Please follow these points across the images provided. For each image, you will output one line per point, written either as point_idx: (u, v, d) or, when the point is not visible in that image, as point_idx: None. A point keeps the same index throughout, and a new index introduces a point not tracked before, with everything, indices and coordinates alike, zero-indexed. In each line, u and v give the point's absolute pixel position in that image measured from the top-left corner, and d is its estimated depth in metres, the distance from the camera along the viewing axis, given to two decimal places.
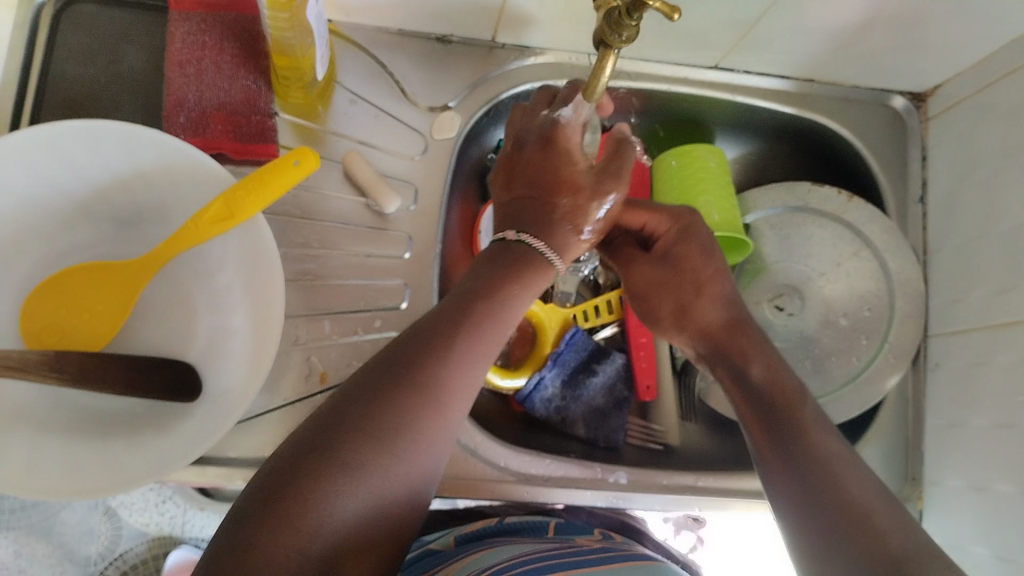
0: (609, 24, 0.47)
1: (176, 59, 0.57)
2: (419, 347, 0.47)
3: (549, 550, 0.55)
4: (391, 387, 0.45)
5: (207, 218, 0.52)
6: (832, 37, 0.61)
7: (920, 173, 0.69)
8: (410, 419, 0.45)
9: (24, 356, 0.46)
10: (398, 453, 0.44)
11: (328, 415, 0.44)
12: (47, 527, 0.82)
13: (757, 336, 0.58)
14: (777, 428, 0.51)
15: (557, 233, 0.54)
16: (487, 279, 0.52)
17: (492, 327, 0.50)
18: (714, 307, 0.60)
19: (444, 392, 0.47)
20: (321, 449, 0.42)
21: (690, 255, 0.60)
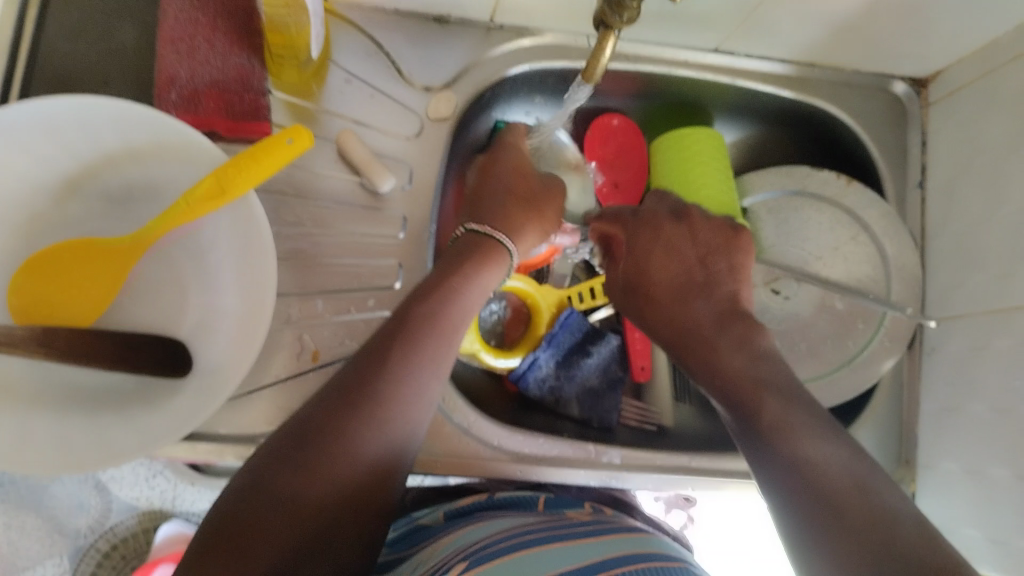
0: (610, 5, 0.48)
1: (169, 36, 0.56)
2: (375, 356, 0.48)
3: (541, 523, 0.55)
4: (347, 397, 0.46)
5: (199, 197, 0.51)
6: (836, 19, 0.61)
7: (920, 158, 0.69)
8: (357, 426, 0.46)
9: (11, 331, 0.46)
10: (335, 460, 0.45)
11: (289, 429, 0.46)
12: (35, 501, 0.81)
13: (723, 332, 0.53)
14: (746, 422, 0.47)
15: (514, 222, 0.59)
16: (433, 285, 0.52)
17: (434, 329, 0.51)
18: (660, 316, 0.57)
19: (384, 397, 0.47)
20: (282, 462, 0.44)
21: (639, 264, 0.59)
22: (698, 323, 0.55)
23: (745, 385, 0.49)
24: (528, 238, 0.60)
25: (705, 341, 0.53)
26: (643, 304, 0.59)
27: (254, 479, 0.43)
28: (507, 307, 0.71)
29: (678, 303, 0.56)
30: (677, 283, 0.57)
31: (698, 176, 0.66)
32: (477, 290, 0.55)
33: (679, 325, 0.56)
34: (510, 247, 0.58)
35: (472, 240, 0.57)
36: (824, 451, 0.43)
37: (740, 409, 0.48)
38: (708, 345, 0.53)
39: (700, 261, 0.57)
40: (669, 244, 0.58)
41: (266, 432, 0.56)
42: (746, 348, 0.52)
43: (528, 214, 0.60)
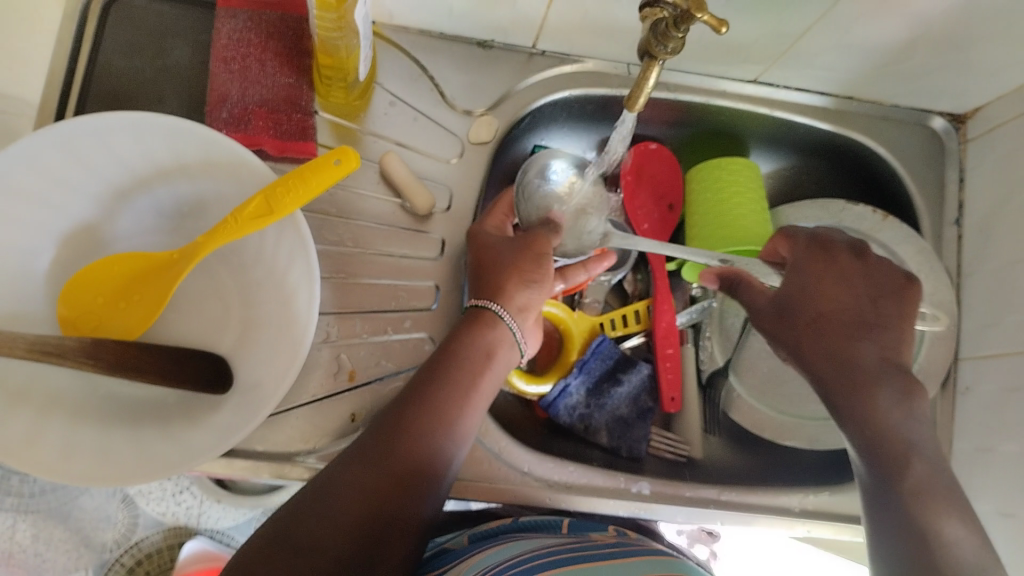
0: (655, 36, 0.48)
1: (222, 55, 0.58)
2: (390, 420, 0.49)
3: (568, 544, 0.55)
4: (364, 459, 0.47)
5: (247, 214, 0.52)
6: (877, 54, 0.61)
7: (957, 194, 0.69)
8: (362, 475, 0.47)
9: (62, 343, 0.48)
10: (341, 504, 0.45)
11: (304, 491, 0.46)
12: (64, 513, 0.82)
13: (880, 387, 0.52)
14: (877, 479, 0.50)
15: (494, 289, 0.55)
16: (449, 345, 0.53)
17: (448, 383, 0.51)
18: (828, 352, 0.54)
19: (392, 447, 0.48)
20: (297, 523, 0.44)
21: (823, 286, 0.56)
22: (861, 365, 0.53)
23: (894, 441, 0.50)
24: (518, 295, 0.56)
25: (863, 383, 0.52)
26: (807, 335, 0.55)
27: (269, 536, 0.44)
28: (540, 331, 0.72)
29: (849, 338, 0.54)
30: (850, 318, 0.55)
31: (733, 206, 0.66)
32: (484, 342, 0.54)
33: (848, 364, 0.53)
34: (501, 312, 0.55)
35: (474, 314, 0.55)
36: (957, 532, 0.45)
37: (880, 467, 0.50)
38: (864, 388, 0.52)
39: (871, 301, 0.55)
40: (841, 276, 0.56)
41: (301, 449, 0.56)
42: (903, 403, 0.51)
43: (503, 274, 0.56)
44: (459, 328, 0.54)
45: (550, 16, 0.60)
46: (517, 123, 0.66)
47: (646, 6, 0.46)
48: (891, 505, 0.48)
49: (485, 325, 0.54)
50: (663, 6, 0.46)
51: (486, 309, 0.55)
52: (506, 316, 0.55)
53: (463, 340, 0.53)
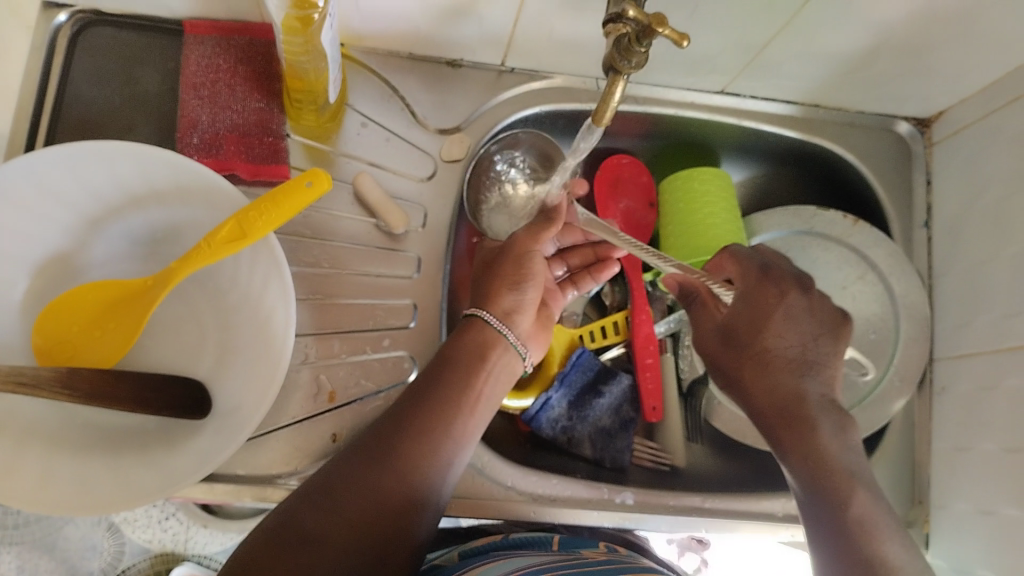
0: (619, 51, 0.49)
1: (191, 82, 0.59)
2: (394, 418, 0.51)
3: (556, 562, 0.55)
4: (368, 454, 0.49)
5: (221, 238, 0.52)
6: (839, 63, 0.62)
7: (925, 198, 0.70)
8: (366, 475, 0.48)
9: (37, 373, 0.47)
10: (344, 503, 0.47)
11: (311, 483, 0.48)
12: (49, 544, 0.82)
13: (818, 422, 0.53)
14: (817, 503, 0.51)
15: (484, 298, 0.59)
16: (451, 348, 0.55)
17: (448, 385, 0.53)
18: (769, 390, 0.55)
19: (394, 446, 0.50)
20: (298, 518, 0.46)
21: (762, 328, 0.56)
22: (801, 403, 0.54)
23: (835, 471, 0.51)
24: (504, 298, 0.58)
25: (802, 418, 0.54)
26: (749, 376, 0.56)
27: (272, 529, 0.46)
28: None
29: (788, 378, 0.55)
30: (790, 358, 0.55)
31: (706, 217, 0.67)
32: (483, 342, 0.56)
33: (788, 402, 0.54)
34: (493, 319, 0.57)
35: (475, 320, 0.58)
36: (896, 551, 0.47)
37: (824, 494, 0.51)
38: (805, 425, 0.53)
39: (814, 340, 0.55)
40: (789, 316, 0.55)
41: (283, 471, 0.56)
42: (842, 435, 0.53)
43: (492, 284, 0.59)
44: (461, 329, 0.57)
45: (516, 34, 0.61)
46: (489, 140, 0.67)
47: (608, 23, 0.47)
48: (835, 531, 0.49)
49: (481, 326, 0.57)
50: (626, 22, 0.46)
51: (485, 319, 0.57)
52: (489, 316, 0.57)
53: (462, 343, 0.56)
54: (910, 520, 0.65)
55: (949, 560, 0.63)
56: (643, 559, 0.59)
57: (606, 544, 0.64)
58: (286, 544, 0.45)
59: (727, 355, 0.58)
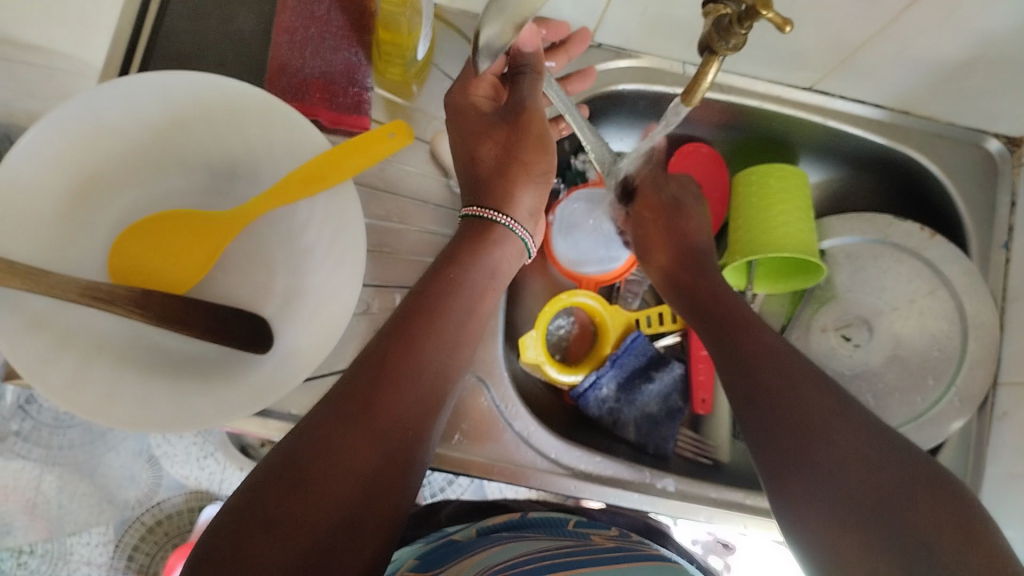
0: (718, 31, 0.48)
1: (285, 26, 0.59)
2: (374, 357, 0.47)
3: (566, 548, 0.54)
4: (354, 399, 0.44)
5: (298, 179, 0.55)
6: (938, 70, 0.61)
7: (1008, 219, 0.68)
8: (353, 426, 0.43)
9: (113, 291, 0.49)
10: (330, 460, 0.42)
11: (283, 445, 0.43)
12: (91, 468, 0.84)
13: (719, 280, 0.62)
14: (730, 354, 0.54)
15: (500, 197, 0.56)
16: (428, 283, 0.52)
17: (435, 323, 0.50)
18: (690, 254, 0.65)
19: (376, 389, 0.45)
20: (277, 479, 0.41)
21: (691, 210, 0.66)
22: (711, 271, 0.63)
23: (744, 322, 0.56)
24: (524, 199, 0.57)
25: (715, 279, 0.62)
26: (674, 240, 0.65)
27: (254, 492, 0.40)
28: (575, 322, 0.72)
29: (703, 251, 0.65)
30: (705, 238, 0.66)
31: (779, 215, 0.66)
32: (470, 265, 0.53)
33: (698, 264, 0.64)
34: (506, 222, 0.56)
35: (470, 225, 0.56)
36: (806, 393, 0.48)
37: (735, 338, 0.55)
38: (716, 287, 0.61)
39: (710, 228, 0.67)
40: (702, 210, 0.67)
41: None
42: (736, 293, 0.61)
43: (511, 177, 0.57)
44: (454, 254, 0.54)
45: (610, 10, 0.61)
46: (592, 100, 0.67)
47: (710, 1, 0.47)
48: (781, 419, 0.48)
49: (489, 246, 0.55)
50: (728, 1, 0.46)
51: (501, 222, 0.56)
52: (516, 227, 0.57)
53: (458, 267, 0.53)
54: None
55: None
56: (655, 547, 0.58)
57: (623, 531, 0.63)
58: (275, 501, 0.40)
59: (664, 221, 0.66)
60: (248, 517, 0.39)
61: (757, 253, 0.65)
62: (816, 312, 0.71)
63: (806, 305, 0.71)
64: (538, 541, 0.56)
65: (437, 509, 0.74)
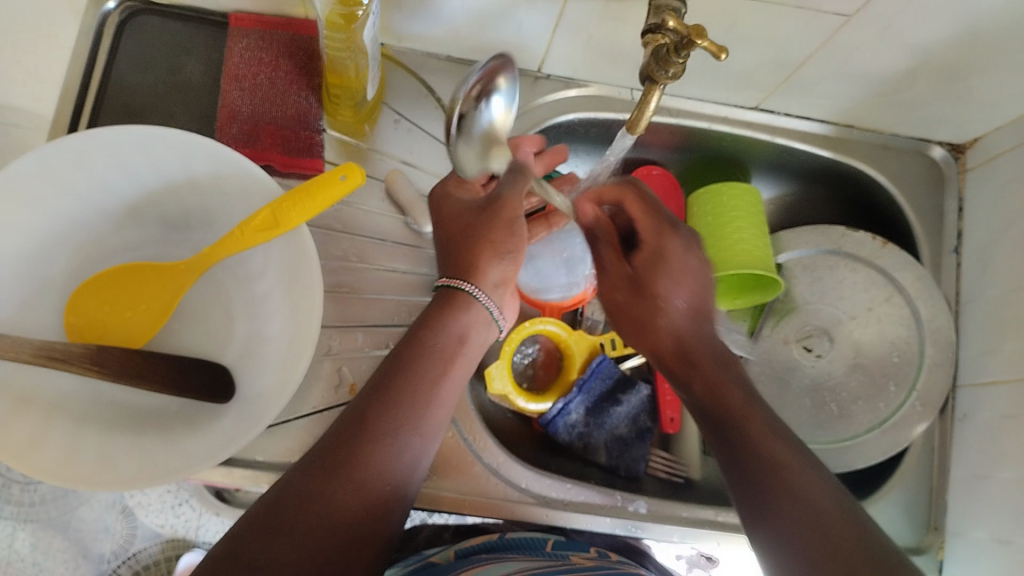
0: (657, 61, 0.48)
1: (233, 74, 0.60)
2: (345, 427, 0.46)
3: (544, 568, 0.54)
4: (321, 474, 0.43)
5: (253, 226, 0.54)
6: (876, 83, 0.62)
7: (956, 224, 0.69)
8: (331, 486, 0.43)
9: (68, 349, 0.49)
10: (308, 520, 0.41)
11: (245, 520, 0.42)
12: (64, 523, 0.82)
13: (709, 357, 0.51)
14: (720, 434, 0.46)
15: (466, 266, 0.53)
16: (408, 338, 0.51)
17: (414, 381, 0.48)
18: (669, 327, 0.53)
19: (355, 452, 0.44)
20: (257, 531, 0.40)
21: (663, 267, 0.54)
22: (698, 343, 0.52)
23: (734, 406, 0.47)
24: (492, 270, 0.53)
25: (702, 357, 0.51)
26: (644, 304, 0.55)
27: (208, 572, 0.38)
28: (540, 350, 0.72)
29: (686, 318, 0.53)
30: (694, 302, 0.54)
31: (733, 234, 0.67)
32: (448, 327, 0.51)
33: (682, 337, 0.53)
34: (472, 290, 0.53)
35: (440, 295, 0.53)
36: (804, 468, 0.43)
37: (723, 423, 0.46)
38: (698, 364, 0.51)
39: (704, 287, 0.54)
40: (684, 267, 0.54)
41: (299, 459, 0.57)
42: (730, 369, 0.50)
43: (476, 248, 0.53)
44: (427, 316, 0.52)
45: (554, 41, 0.62)
46: (547, 127, 0.68)
47: (648, 32, 0.48)
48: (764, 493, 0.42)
49: (458, 309, 0.52)
50: (665, 32, 0.47)
51: (466, 291, 0.52)
52: (480, 296, 0.53)
53: (435, 324, 0.51)
54: (925, 546, 0.64)
55: None
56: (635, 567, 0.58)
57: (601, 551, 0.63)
58: (249, 555, 0.39)
59: (634, 283, 0.56)
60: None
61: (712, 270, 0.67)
62: (777, 325, 0.72)
63: (767, 317, 0.72)
64: (520, 561, 0.56)
65: (416, 534, 0.73)
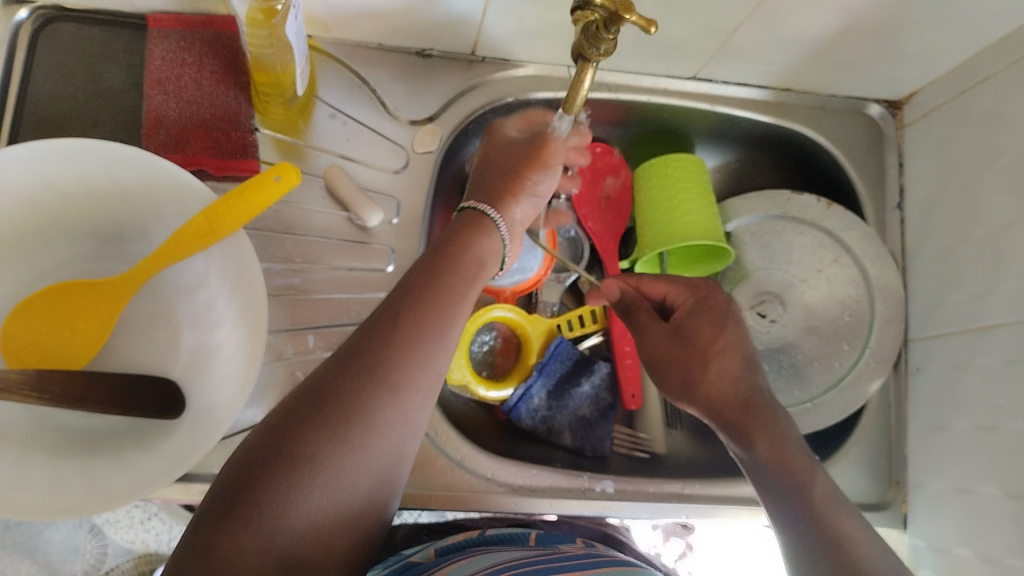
0: (587, 38, 0.47)
1: (156, 78, 0.58)
2: (378, 331, 0.45)
3: (531, 557, 0.54)
4: (354, 374, 0.44)
5: (190, 235, 0.52)
6: (812, 46, 0.62)
7: (897, 180, 0.70)
8: (365, 392, 0.43)
9: (5, 377, 0.45)
10: (347, 429, 0.42)
11: (280, 411, 0.43)
12: (30, 548, 0.78)
13: (772, 414, 0.52)
14: (776, 490, 0.50)
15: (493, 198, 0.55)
16: (445, 242, 0.51)
17: (446, 294, 0.49)
18: (722, 378, 0.54)
19: (393, 365, 0.44)
20: (296, 425, 0.42)
21: (704, 323, 0.57)
22: (747, 399, 0.53)
23: (794, 466, 0.50)
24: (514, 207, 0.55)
25: (748, 419, 0.53)
26: (683, 370, 0.56)
27: (244, 464, 0.41)
28: (498, 337, 0.72)
29: (733, 375, 0.55)
30: (735, 360, 0.55)
31: (679, 206, 0.67)
32: (480, 240, 0.53)
33: (741, 392, 0.54)
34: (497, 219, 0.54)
35: (472, 216, 0.54)
36: (866, 545, 0.46)
37: (782, 487, 0.49)
38: (752, 423, 0.52)
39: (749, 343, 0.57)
40: (725, 325, 0.56)
41: None
42: (784, 436, 0.51)
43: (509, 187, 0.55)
44: (452, 235, 0.52)
45: (486, 24, 0.61)
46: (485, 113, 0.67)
47: (577, 9, 0.45)
48: (817, 556, 0.46)
49: (484, 233, 0.53)
50: (594, 8, 0.44)
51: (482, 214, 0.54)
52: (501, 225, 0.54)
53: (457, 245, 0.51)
54: (887, 501, 0.66)
55: (927, 538, 0.63)
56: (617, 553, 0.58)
57: (586, 540, 0.63)
58: (287, 454, 0.41)
59: (680, 348, 0.57)
60: (235, 491, 0.40)
61: (664, 244, 0.66)
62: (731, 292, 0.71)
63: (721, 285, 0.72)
64: (504, 552, 0.56)
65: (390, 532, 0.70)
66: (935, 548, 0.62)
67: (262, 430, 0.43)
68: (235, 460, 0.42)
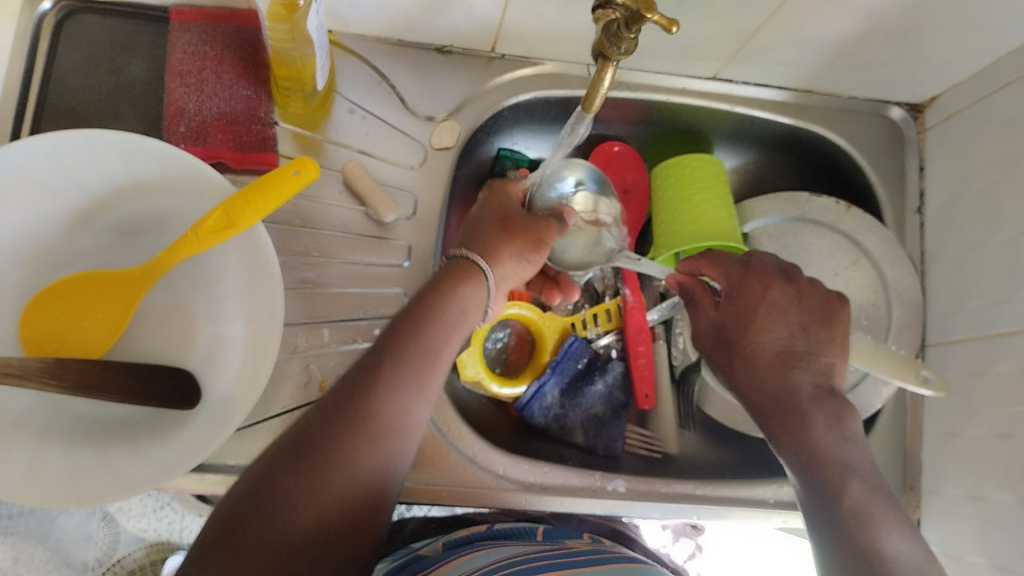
0: (608, 36, 0.47)
1: (177, 70, 0.58)
2: (358, 382, 0.47)
3: (541, 552, 0.54)
4: (338, 423, 0.45)
5: (206, 228, 0.51)
6: (833, 48, 0.61)
7: (918, 183, 0.69)
8: (348, 439, 0.45)
9: (24, 364, 0.46)
10: (329, 476, 0.44)
11: (264, 460, 0.44)
12: (44, 534, 0.79)
13: (825, 410, 0.51)
14: (815, 486, 0.48)
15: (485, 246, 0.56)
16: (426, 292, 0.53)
17: (429, 345, 0.51)
18: (773, 364, 0.53)
19: (374, 415, 0.46)
20: (280, 473, 0.43)
21: (755, 308, 0.55)
22: (796, 395, 0.51)
23: (828, 462, 0.49)
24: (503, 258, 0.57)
25: (797, 410, 0.51)
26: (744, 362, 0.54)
27: (229, 510, 0.41)
28: (512, 334, 0.72)
29: (782, 371, 0.53)
30: (784, 355, 0.53)
31: (696, 206, 0.66)
32: (464, 291, 0.54)
33: (799, 383, 0.52)
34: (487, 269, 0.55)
35: (460, 265, 0.55)
36: (897, 543, 0.45)
37: (819, 480, 0.48)
38: (800, 416, 0.51)
39: (802, 329, 0.54)
40: (775, 308, 0.54)
41: None
42: (836, 425, 0.50)
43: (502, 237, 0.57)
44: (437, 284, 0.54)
45: (505, 21, 0.61)
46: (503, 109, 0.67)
47: (597, 8, 0.45)
48: (844, 551, 0.45)
49: (469, 283, 0.54)
50: (615, 8, 0.44)
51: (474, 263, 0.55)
52: (491, 277, 0.56)
53: (442, 295, 0.53)
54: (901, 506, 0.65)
55: (941, 545, 0.63)
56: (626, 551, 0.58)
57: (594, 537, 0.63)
58: (272, 499, 0.42)
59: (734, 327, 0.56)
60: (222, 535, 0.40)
61: (680, 244, 0.66)
62: None
63: None
64: (514, 547, 0.56)
65: (401, 526, 0.71)
66: (948, 555, 0.62)
67: (244, 478, 0.44)
68: (218, 508, 0.42)
